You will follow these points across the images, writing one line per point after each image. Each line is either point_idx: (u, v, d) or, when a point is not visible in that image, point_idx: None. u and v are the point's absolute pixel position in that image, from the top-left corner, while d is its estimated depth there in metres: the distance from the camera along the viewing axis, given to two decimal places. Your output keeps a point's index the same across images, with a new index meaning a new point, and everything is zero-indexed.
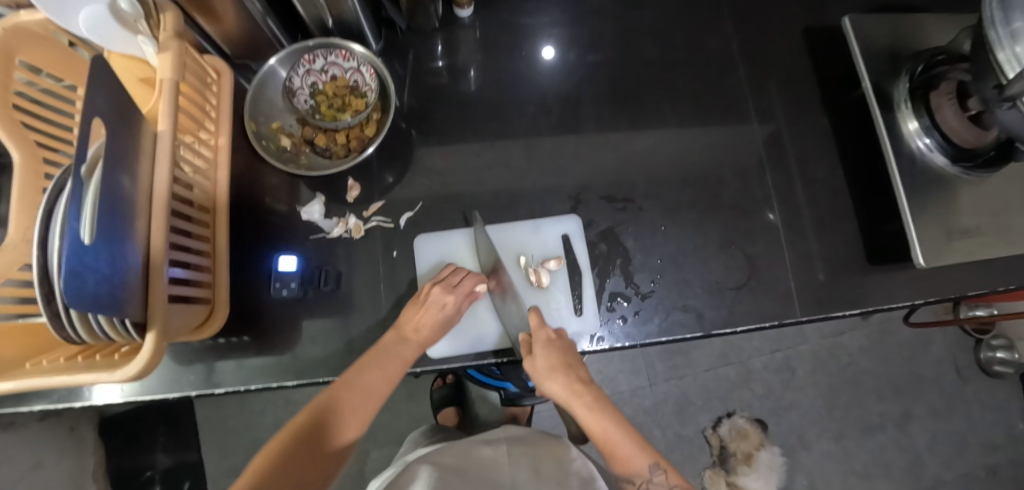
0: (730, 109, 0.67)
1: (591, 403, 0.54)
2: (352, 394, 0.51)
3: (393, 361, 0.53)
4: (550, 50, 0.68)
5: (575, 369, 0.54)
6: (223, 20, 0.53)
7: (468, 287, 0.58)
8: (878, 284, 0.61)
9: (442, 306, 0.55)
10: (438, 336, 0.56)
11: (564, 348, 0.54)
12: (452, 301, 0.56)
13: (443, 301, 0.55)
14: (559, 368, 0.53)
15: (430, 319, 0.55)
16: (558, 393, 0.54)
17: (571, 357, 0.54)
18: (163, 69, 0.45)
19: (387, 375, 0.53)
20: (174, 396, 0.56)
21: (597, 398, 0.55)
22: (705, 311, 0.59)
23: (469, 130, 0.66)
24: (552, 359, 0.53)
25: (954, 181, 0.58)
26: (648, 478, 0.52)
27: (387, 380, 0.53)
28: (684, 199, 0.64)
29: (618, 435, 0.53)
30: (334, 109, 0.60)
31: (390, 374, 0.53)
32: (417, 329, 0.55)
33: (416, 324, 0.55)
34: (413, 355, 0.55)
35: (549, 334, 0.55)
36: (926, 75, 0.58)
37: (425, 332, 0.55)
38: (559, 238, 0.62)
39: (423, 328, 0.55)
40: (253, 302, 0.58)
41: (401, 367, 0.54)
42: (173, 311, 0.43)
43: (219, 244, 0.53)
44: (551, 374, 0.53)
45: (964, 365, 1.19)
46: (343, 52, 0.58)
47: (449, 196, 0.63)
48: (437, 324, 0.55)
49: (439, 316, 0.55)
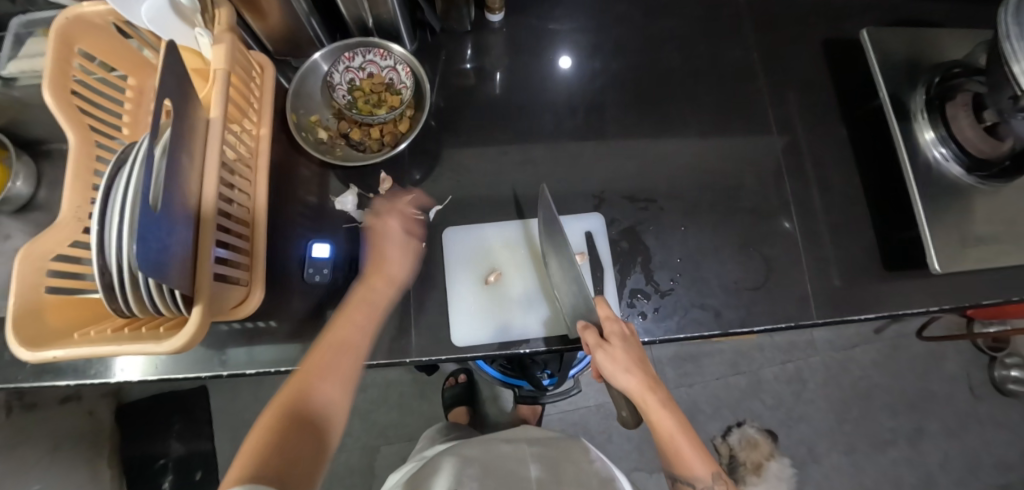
0: (749, 117, 0.69)
1: (663, 399, 0.53)
2: (330, 350, 0.51)
3: (362, 305, 0.55)
4: (570, 59, 0.71)
5: (648, 370, 0.53)
6: (268, 16, 0.56)
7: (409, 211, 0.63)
8: (892, 290, 0.62)
9: (385, 231, 0.60)
10: (405, 264, 0.59)
11: (637, 345, 0.54)
12: (388, 222, 0.61)
13: (385, 227, 0.60)
14: (637, 363, 0.52)
15: (400, 263, 0.59)
16: (629, 388, 0.52)
17: (641, 355, 0.54)
18: (217, 60, 0.48)
19: (357, 324, 0.53)
20: (204, 375, 0.58)
21: (667, 397, 0.53)
22: (723, 311, 0.60)
23: (496, 129, 0.68)
24: (633, 353, 0.52)
25: (970, 190, 0.59)
26: (710, 484, 0.51)
27: (363, 331, 0.54)
28: (704, 202, 0.65)
29: (680, 434, 0.52)
30: (370, 105, 0.62)
31: (359, 322, 0.54)
32: (379, 263, 0.58)
33: (379, 257, 0.58)
34: (383, 295, 0.56)
35: (622, 328, 0.53)
36: (942, 87, 0.61)
37: (390, 266, 0.58)
38: (582, 235, 0.63)
39: (385, 267, 0.58)
40: (283, 288, 0.60)
41: (366, 312, 0.55)
42: (216, 289, 0.46)
43: (259, 228, 0.54)
44: (630, 366, 0.52)
45: (976, 383, 1.19)
46: (382, 51, 0.60)
47: (475, 192, 0.65)
48: (399, 249, 0.59)
49: (387, 239, 0.59)
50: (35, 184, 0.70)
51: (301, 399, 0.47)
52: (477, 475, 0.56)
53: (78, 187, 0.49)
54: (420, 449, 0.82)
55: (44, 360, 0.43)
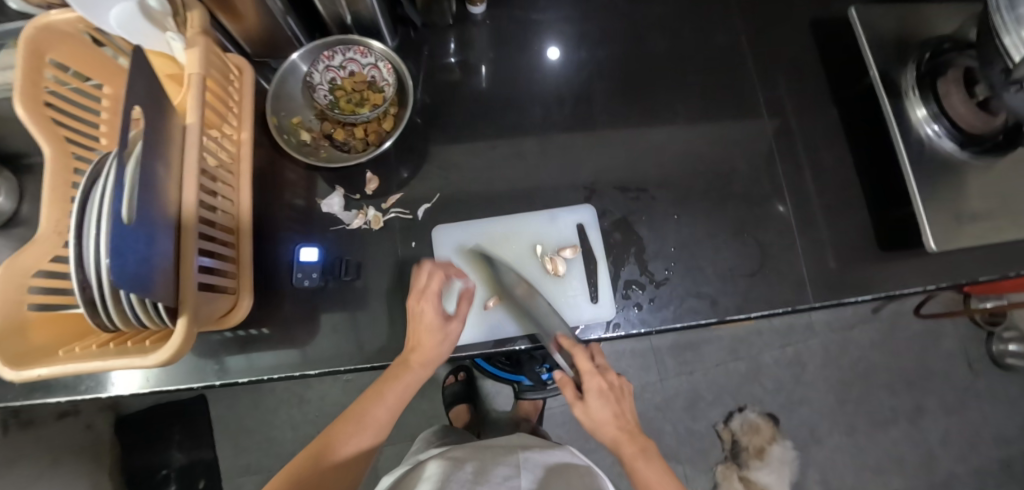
0: (739, 101, 0.68)
1: (642, 450, 0.53)
2: (359, 418, 0.52)
3: (398, 380, 0.52)
4: (556, 49, 0.70)
5: (628, 420, 0.54)
6: (245, 18, 0.54)
7: (439, 287, 0.54)
8: (888, 270, 0.62)
9: (421, 315, 0.52)
10: (445, 349, 0.53)
11: (617, 397, 0.54)
12: (427, 307, 0.52)
13: (420, 309, 0.53)
14: (613, 416, 0.53)
15: (436, 343, 0.52)
16: (610, 439, 0.54)
17: (622, 404, 0.55)
18: (191, 65, 0.47)
19: (391, 396, 0.52)
20: (198, 385, 0.57)
21: (646, 449, 0.53)
22: (719, 298, 0.59)
23: (483, 124, 0.67)
24: (608, 408, 0.53)
25: (963, 166, 0.59)
26: None
27: (394, 401, 0.52)
28: (696, 189, 0.64)
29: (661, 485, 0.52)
30: (353, 104, 0.59)
31: (392, 394, 0.52)
32: (416, 347, 0.53)
33: (415, 343, 0.53)
34: (421, 376, 0.53)
35: (601, 382, 0.53)
36: (932, 63, 0.60)
37: (424, 349, 0.52)
38: (573, 227, 0.62)
39: (419, 348, 0.52)
40: (274, 294, 0.59)
41: (406, 387, 0.53)
42: (202, 299, 0.45)
43: (245, 235, 0.53)
44: (605, 422, 0.53)
45: (975, 358, 1.19)
46: (363, 48, 0.58)
47: (464, 189, 0.64)
48: (433, 334, 0.52)
49: (425, 326, 0.52)
50: (16, 199, 0.68)
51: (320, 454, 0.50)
52: (466, 478, 0.56)
53: (56, 201, 0.48)
54: (413, 454, 0.80)
55: (29, 379, 0.42)
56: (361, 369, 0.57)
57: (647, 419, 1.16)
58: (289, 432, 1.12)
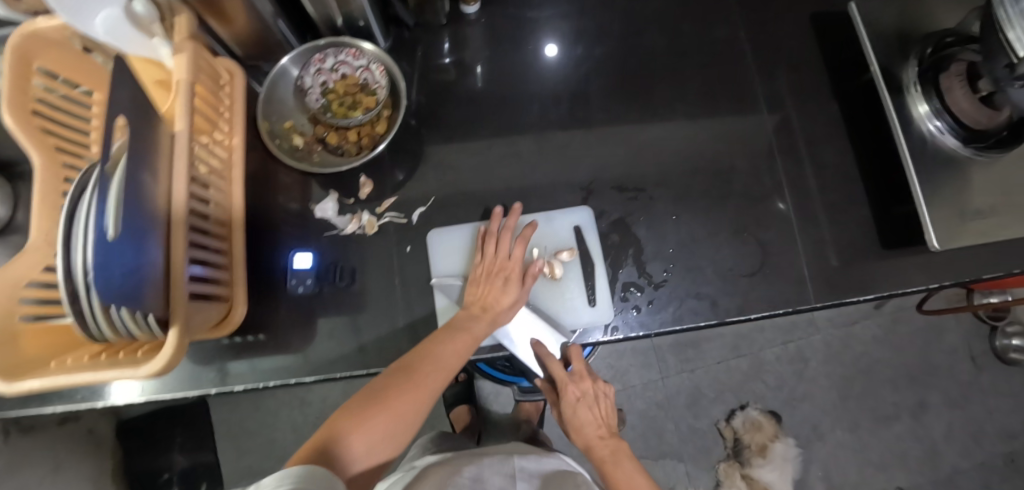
0: (739, 98, 0.67)
1: (612, 453, 0.62)
2: (412, 373, 0.50)
3: (464, 336, 0.53)
4: (552, 49, 0.69)
5: (603, 423, 0.64)
6: (234, 20, 0.54)
7: (520, 251, 0.57)
8: (891, 268, 0.61)
9: (504, 276, 0.56)
10: (511, 311, 0.56)
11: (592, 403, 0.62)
12: (513, 265, 0.56)
13: (505, 267, 0.56)
14: (586, 421, 0.63)
15: (510, 300, 0.55)
16: (585, 440, 0.64)
17: (597, 408, 0.63)
18: (179, 70, 0.46)
19: (452, 352, 0.52)
20: (193, 393, 0.57)
21: (615, 452, 0.62)
22: (719, 299, 0.58)
23: (478, 125, 0.66)
24: (580, 414, 0.62)
25: (966, 162, 0.58)
26: None
27: (454, 358, 0.51)
28: (695, 188, 0.63)
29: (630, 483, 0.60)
30: (346, 107, 0.57)
31: (454, 351, 0.52)
32: (486, 305, 0.55)
33: (485, 301, 0.55)
34: (483, 331, 0.54)
35: (575, 392, 0.61)
36: (935, 57, 0.59)
37: (497, 305, 0.55)
38: (570, 229, 0.60)
39: (492, 307, 0.55)
40: (268, 300, 0.58)
41: (469, 343, 0.53)
42: (194, 308, 0.44)
43: (237, 242, 0.53)
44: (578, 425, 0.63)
45: (977, 352, 1.18)
46: (355, 50, 0.57)
47: (459, 190, 0.63)
48: (511, 296, 0.55)
49: (504, 285, 0.56)
50: (11, 207, 0.68)
51: (359, 415, 0.47)
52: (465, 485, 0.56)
53: (47, 211, 0.47)
54: (408, 462, 0.79)
55: (21, 391, 0.41)
56: (356, 375, 0.56)
57: (648, 418, 1.16)
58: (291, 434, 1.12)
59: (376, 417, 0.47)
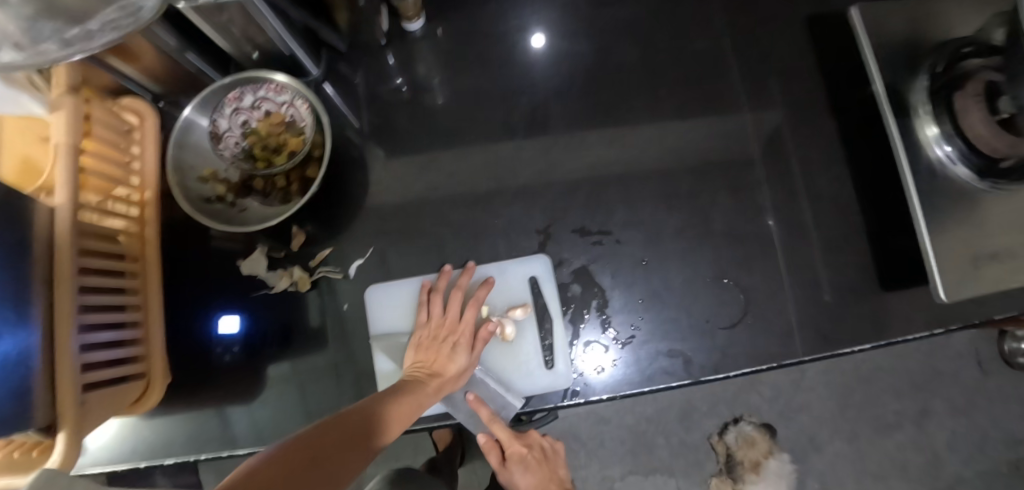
0: (721, 117, 0.59)
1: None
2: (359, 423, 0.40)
3: (410, 398, 0.46)
4: (541, 36, 0.61)
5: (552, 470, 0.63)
6: (139, 58, 0.47)
7: (473, 315, 0.52)
8: (891, 312, 0.54)
9: (453, 345, 0.51)
10: (460, 380, 0.51)
11: (538, 460, 0.61)
12: (461, 330, 0.51)
13: (452, 333, 0.51)
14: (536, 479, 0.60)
15: (458, 367, 0.50)
16: None
17: (542, 466, 0.61)
18: (56, 132, 0.40)
19: (401, 411, 0.44)
20: (124, 466, 0.52)
21: None
22: (694, 354, 0.52)
23: (426, 158, 0.59)
24: (527, 474, 0.59)
25: (979, 195, 0.50)
26: None
27: (402, 416, 0.44)
28: (669, 225, 0.56)
29: None
30: (269, 152, 0.52)
31: (403, 410, 0.45)
32: (433, 372, 0.49)
33: (431, 368, 0.50)
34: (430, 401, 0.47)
35: (522, 451, 0.57)
36: (949, 75, 0.51)
37: (444, 370, 0.49)
38: (526, 281, 0.55)
39: (438, 374, 0.49)
40: (198, 363, 0.54)
41: (416, 405, 0.46)
42: (93, 402, 0.40)
43: (154, 311, 0.48)
44: (524, 478, 0.59)
45: (986, 357, 1.12)
46: (274, 84, 0.51)
47: (405, 233, 0.57)
48: (461, 366, 0.50)
49: (449, 353, 0.50)
50: None
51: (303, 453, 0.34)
52: None
53: None
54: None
55: None
56: None
57: (638, 433, 1.12)
58: None
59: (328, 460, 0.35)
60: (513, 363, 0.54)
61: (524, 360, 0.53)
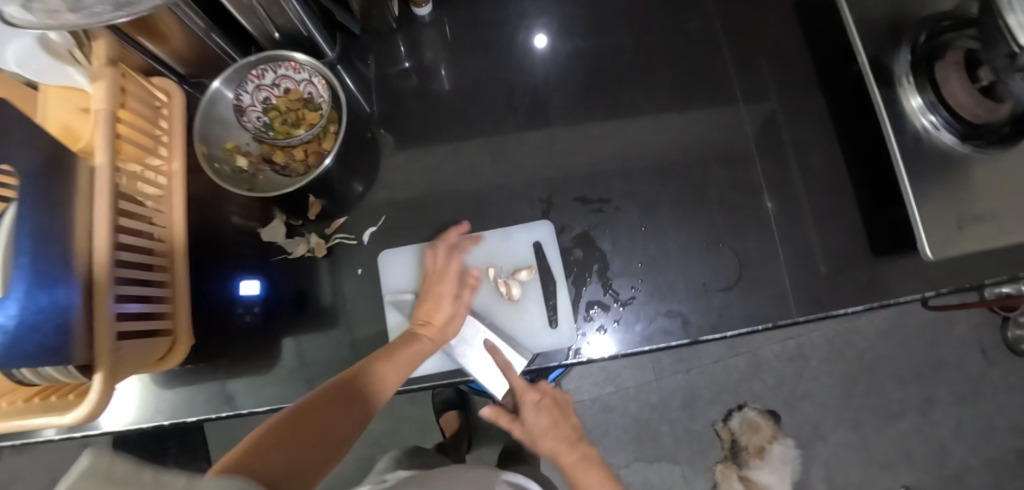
0: (714, 94, 0.63)
1: (574, 448, 0.59)
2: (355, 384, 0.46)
3: (406, 353, 0.50)
4: (544, 37, 0.64)
5: (565, 426, 0.61)
6: (168, 38, 0.51)
7: (456, 266, 0.55)
8: (881, 277, 0.56)
9: (440, 294, 0.54)
10: (453, 330, 0.54)
11: (550, 406, 0.61)
12: (448, 283, 0.54)
13: (438, 284, 0.55)
14: (550, 426, 0.60)
15: (446, 316, 0.53)
16: (553, 449, 0.59)
17: (557, 413, 0.61)
18: (97, 99, 0.43)
19: (397, 366, 0.49)
20: (147, 425, 0.54)
21: (584, 455, 0.59)
22: (692, 316, 0.55)
23: (435, 136, 0.62)
24: (542, 419, 0.59)
25: (965, 160, 0.53)
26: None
27: (398, 371, 0.49)
28: (666, 195, 0.59)
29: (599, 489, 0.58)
30: (289, 125, 0.57)
31: (399, 365, 0.49)
32: (427, 322, 0.53)
33: (425, 318, 0.53)
34: (429, 350, 0.51)
35: (536, 396, 0.58)
36: (928, 46, 0.54)
37: (434, 323, 0.53)
38: (530, 245, 0.58)
39: (429, 323, 0.53)
40: (219, 328, 0.56)
41: (413, 359, 0.50)
42: (127, 349, 0.43)
43: (180, 272, 0.51)
44: (541, 431, 0.59)
45: (989, 345, 1.12)
46: (293, 63, 0.54)
47: (415, 206, 0.60)
48: (449, 315, 0.53)
49: (437, 301, 0.54)
50: None
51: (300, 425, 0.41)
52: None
53: None
54: (379, 475, 0.77)
55: None
56: None
57: (642, 421, 1.13)
58: None
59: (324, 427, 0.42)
60: (518, 325, 0.57)
61: (529, 318, 0.56)
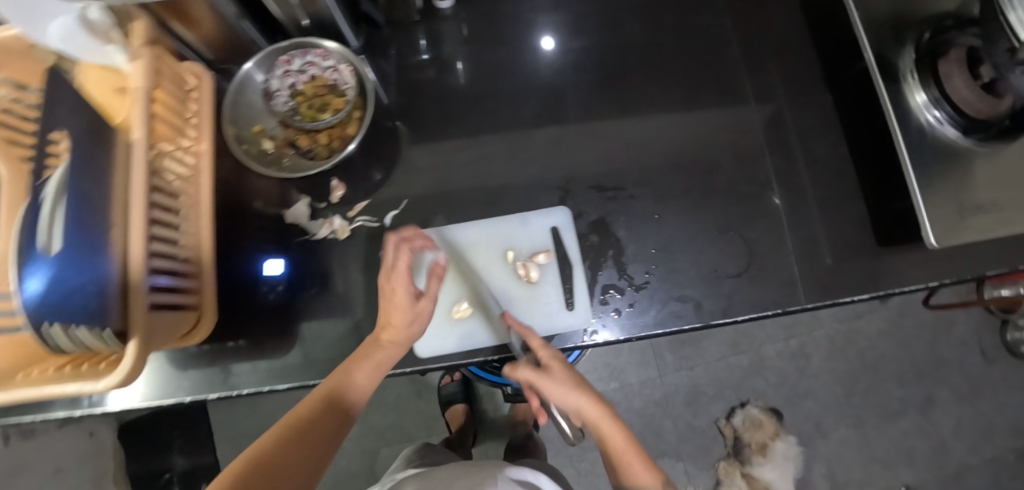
0: (725, 89, 0.65)
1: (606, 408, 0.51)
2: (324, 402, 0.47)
3: (374, 362, 0.49)
4: (550, 40, 0.66)
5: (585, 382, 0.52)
6: (199, 23, 0.52)
7: (406, 264, 0.51)
8: (888, 266, 0.58)
9: (392, 294, 0.51)
10: (417, 332, 0.52)
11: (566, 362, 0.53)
12: (398, 285, 0.51)
13: (391, 287, 0.51)
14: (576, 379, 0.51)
15: (404, 319, 0.51)
16: (578, 405, 0.50)
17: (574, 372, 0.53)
18: (136, 76, 0.45)
19: (366, 374, 0.49)
20: (168, 402, 0.55)
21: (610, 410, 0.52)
22: (704, 301, 0.56)
23: (453, 125, 0.64)
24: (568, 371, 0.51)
25: (968, 154, 0.55)
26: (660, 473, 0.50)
27: (368, 379, 0.49)
28: (679, 184, 0.61)
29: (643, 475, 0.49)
30: (314, 110, 0.57)
31: (369, 373, 0.49)
32: (387, 327, 0.51)
33: (386, 323, 0.51)
34: (394, 355, 0.51)
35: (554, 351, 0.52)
36: (931, 43, 0.56)
37: (394, 327, 0.51)
38: (548, 230, 0.59)
39: (390, 326, 0.51)
40: (242, 306, 0.57)
41: (382, 365, 0.50)
42: (157, 321, 0.43)
43: (206, 248, 0.52)
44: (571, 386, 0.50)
45: (988, 346, 1.14)
46: (321, 50, 0.56)
47: (434, 192, 0.62)
48: (408, 317, 0.51)
49: (395, 304, 0.51)
50: None
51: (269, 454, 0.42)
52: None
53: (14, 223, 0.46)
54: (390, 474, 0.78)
55: None
56: None
57: (645, 417, 1.14)
58: None
59: (295, 450, 0.43)
60: (535, 308, 0.58)
61: (547, 300, 0.58)
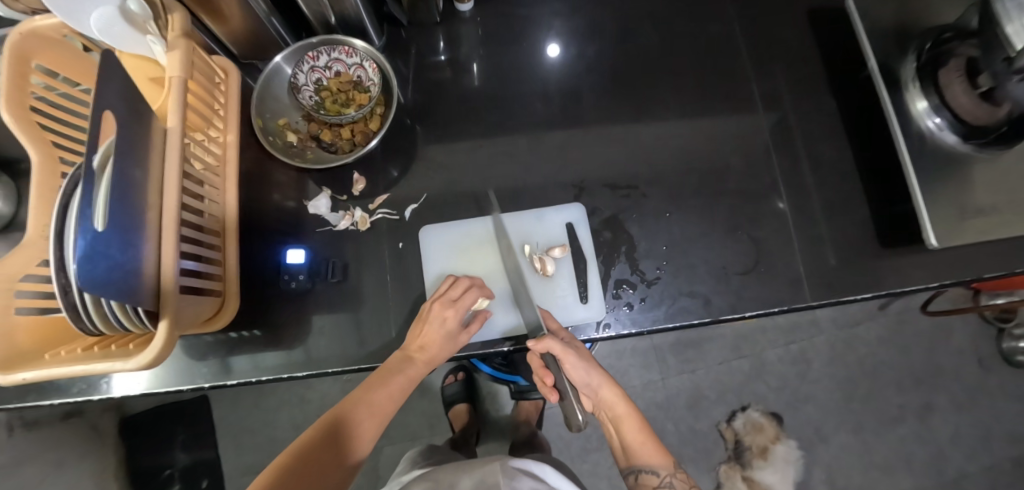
0: (734, 94, 0.67)
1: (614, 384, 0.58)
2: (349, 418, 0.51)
3: (398, 380, 0.53)
4: (555, 47, 0.69)
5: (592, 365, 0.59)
6: (229, 19, 0.54)
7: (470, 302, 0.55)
8: (891, 266, 0.60)
9: (442, 320, 0.54)
10: (446, 355, 0.54)
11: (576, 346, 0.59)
12: (453, 316, 0.54)
13: (443, 316, 0.54)
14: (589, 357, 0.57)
15: (446, 349, 0.54)
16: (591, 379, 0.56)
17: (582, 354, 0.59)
18: (172, 67, 0.46)
19: (388, 391, 0.53)
20: (187, 388, 0.56)
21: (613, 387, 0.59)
22: (713, 297, 0.58)
23: (470, 123, 0.66)
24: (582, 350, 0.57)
25: (967, 159, 0.57)
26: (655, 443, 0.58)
27: (389, 397, 0.53)
28: (689, 184, 0.63)
29: (643, 442, 0.57)
30: (338, 105, 0.60)
31: (392, 390, 0.53)
32: (423, 347, 0.54)
33: (422, 342, 0.54)
34: (421, 372, 0.54)
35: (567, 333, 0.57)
36: (933, 52, 0.58)
37: (430, 351, 0.53)
38: (563, 226, 0.61)
39: (427, 348, 0.53)
40: (261, 295, 0.58)
41: (406, 383, 0.54)
42: (185, 303, 0.45)
43: (230, 234, 0.53)
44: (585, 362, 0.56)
45: (985, 354, 1.16)
46: (347, 48, 0.58)
47: (451, 188, 0.63)
48: (445, 342, 0.54)
49: (441, 332, 0.53)
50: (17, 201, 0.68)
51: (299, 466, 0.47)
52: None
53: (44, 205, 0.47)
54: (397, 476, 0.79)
55: (13, 382, 0.41)
56: (351, 371, 0.56)
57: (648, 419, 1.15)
58: (290, 432, 1.12)
59: (322, 464, 0.48)
60: (549, 301, 0.60)
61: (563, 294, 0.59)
